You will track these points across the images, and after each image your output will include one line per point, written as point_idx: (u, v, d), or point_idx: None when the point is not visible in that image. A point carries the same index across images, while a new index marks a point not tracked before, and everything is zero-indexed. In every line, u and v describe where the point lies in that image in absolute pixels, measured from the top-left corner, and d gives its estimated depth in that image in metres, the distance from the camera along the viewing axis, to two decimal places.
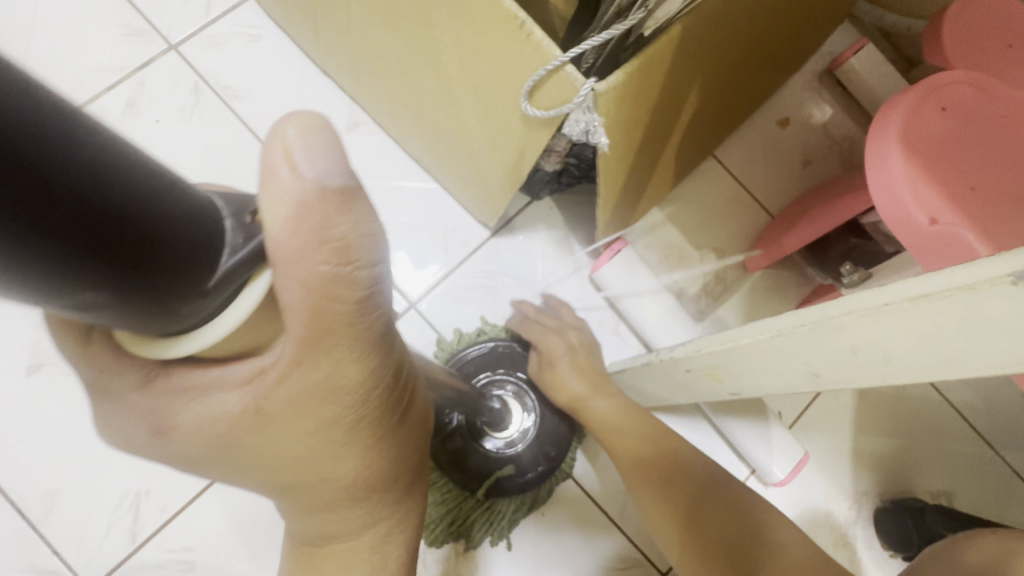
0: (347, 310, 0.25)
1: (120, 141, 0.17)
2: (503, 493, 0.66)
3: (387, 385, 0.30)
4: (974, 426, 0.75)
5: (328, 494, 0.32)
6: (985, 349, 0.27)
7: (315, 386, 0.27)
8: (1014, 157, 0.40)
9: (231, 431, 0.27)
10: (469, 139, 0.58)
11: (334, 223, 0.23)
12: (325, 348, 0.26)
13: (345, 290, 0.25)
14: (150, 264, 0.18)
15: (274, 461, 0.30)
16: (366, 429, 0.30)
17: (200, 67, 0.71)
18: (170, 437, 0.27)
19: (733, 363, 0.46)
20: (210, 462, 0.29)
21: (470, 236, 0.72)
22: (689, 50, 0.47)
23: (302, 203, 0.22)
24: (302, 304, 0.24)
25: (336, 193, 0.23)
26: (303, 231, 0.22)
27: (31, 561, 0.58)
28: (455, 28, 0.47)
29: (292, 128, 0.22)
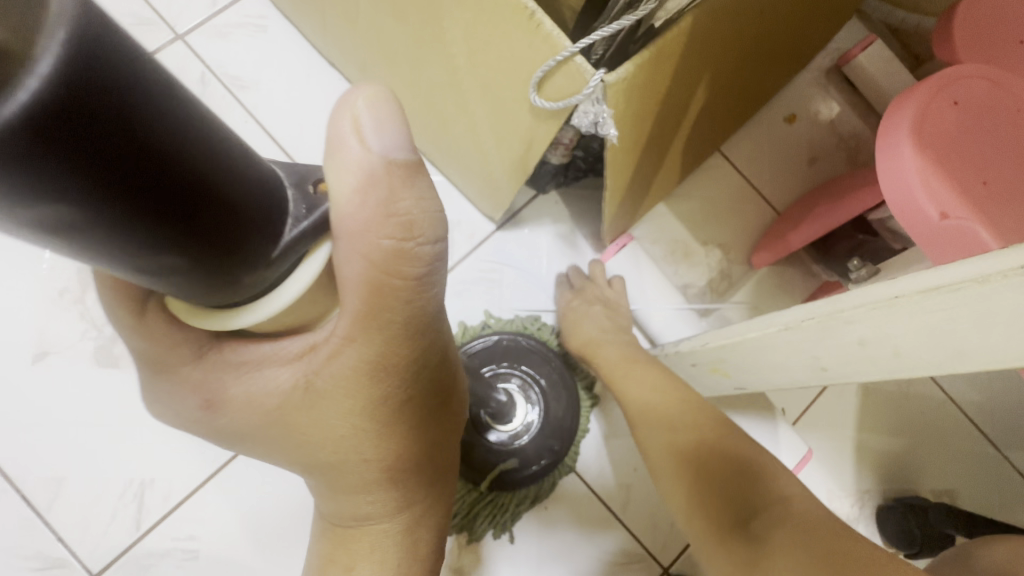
0: (406, 286, 0.26)
1: (195, 107, 0.17)
2: (506, 486, 0.66)
3: (434, 365, 0.30)
4: (978, 425, 0.75)
5: (366, 477, 0.32)
6: (997, 343, 0.27)
7: (367, 363, 0.28)
8: None
9: (280, 406, 0.29)
10: (477, 131, 0.58)
11: (399, 197, 0.24)
12: (380, 324, 0.26)
13: (407, 266, 0.25)
14: (217, 230, 0.19)
15: (318, 438, 0.30)
16: (410, 410, 0.31)
17: (206, 57, 0.71)
18: (221, 410, 0.30)
19: (740, 359, 0.46)
20: (255, 438, 0.31)
21: (475, 229, 0.72)
22: (698, 42, 0.47)
23: (370, 175, 0.23)
24: (361, 278, 0.25)
25: (400, 167, 0.24)
26: (371, 203, 0.23)
27: (36, 547, 0.58)
28: (465, 18, 0.47)
29: (361, 100, 0.23)
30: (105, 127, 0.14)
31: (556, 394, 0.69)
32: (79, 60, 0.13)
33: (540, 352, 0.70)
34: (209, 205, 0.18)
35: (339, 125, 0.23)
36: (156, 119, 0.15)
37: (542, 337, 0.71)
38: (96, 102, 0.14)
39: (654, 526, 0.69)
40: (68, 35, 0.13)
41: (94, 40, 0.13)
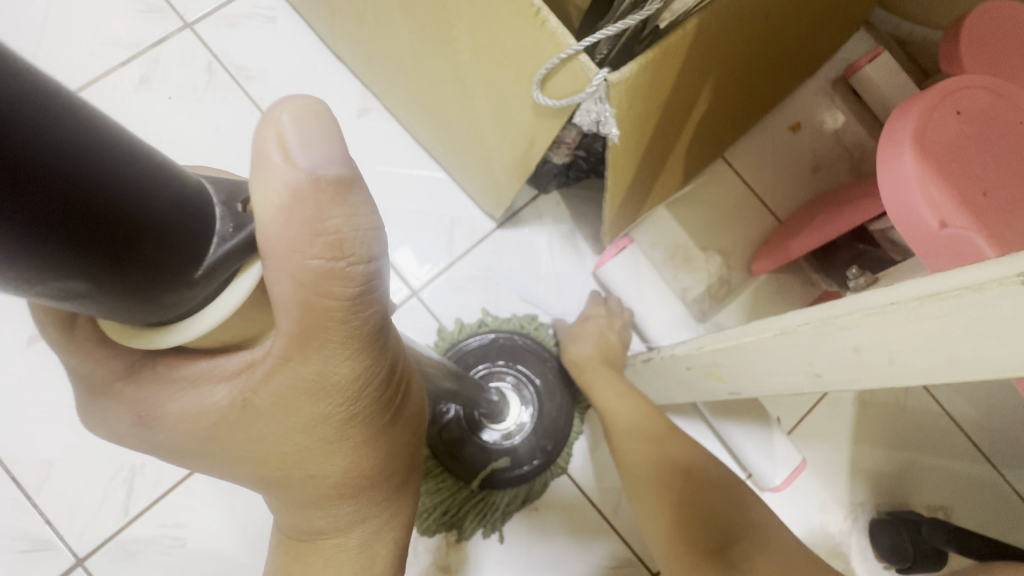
0: (340, 307, 0.25)
1: (98, 119, 0.16)
2: (497, 485, 0.66)
3: (379, 384, 0.29)
4: (975, 442, 0.74)
5: (316, 491, 0.32)
6: (994, 351, 0.27)
7: (305, 382, 0.27)
8: None
9: (218, 423, 0.28)
10: (479, 128, 0.58)
11: (328, 214, 0.23)
12: (318, 344, 0.26)
13: (339, 287, 0.25)
14: (130, 250, 0.18)
15: (263, 455, 0.30)
16: (357, 428, 0.30)
17: (214, 46, 0.71)
18: (156, 427, 0.28)
19: (734, 363, 0.46)
20: (197, 454, 0.30)
21: (475, 227, 0.72)
22: (704, 45, 0.47)
23: (295, 192, 0.22)
24: (293, 299, 0.24)
25: (330, 184, 0.23)
26: (296, 222, 0.23)
27: (24, 529, 0.58)
28: (471, 14, 0.47)
29: (286, 114, 0.22)
30: None
31: (549, 395, 0.69)
32: None
33: (537, 353, 0.70)
34: (114, 225, 0.17)
35: (261, 141, 0.22)
36: (47, 131, 0.15)
37: (540, 337, 0.71)
38: None
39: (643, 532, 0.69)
40: None
41: None
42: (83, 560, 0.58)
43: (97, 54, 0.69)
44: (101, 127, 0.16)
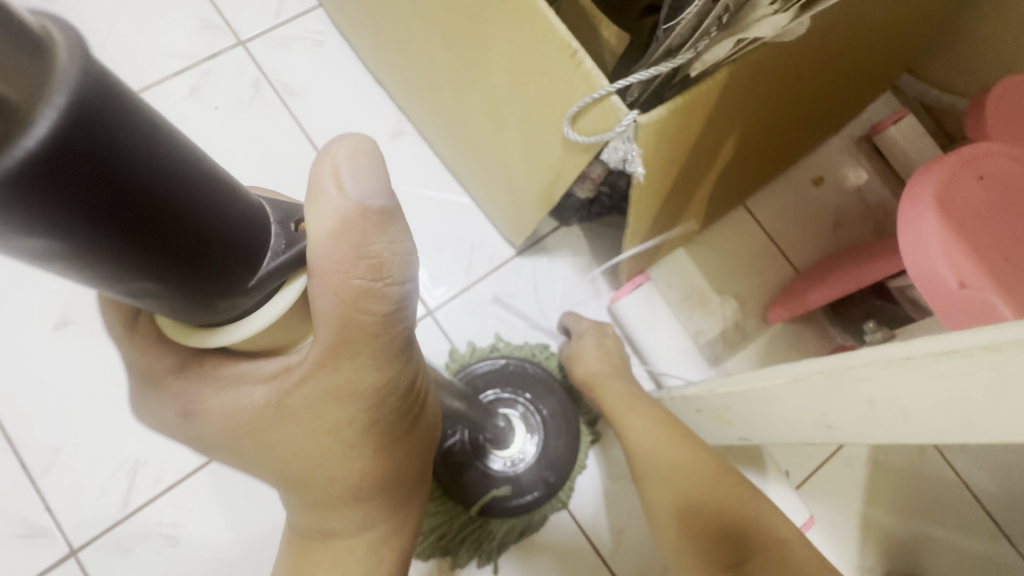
0: (375, 322, 0.26)
1: (194, 148, 0.18)
2: (496, 514, 0.65)
3: (400, 393, 0.30)
4: (993, 516, 0.71)
5: (333, 493, 0.32)
6: (1012, 414, 0.27)
7: (336, 389, 0.27)
8: None
9: (251, 422, 0.29)
10: (508, 158, 0.60)
11: (371, 240, 0.25)
12: (351, 353, 0.27)
13: (375, 304, 0.26)
14: (204, 261, 0.20)
15: (287, 450, 0.30)
16: (376, 434, 0.31)
17: (264, 64, 0.75)
18: (196, 421, 0.29)
19: (745, 409, 0.46)
20: (225, 450, 0.30)
21: (495, 253, 0.74)
22: (733, 95, 0.48)
23: (345, 219, 0.24)
24: (332, 313, 0.25)
25: (375, 215, 0.25)
26: (343, 246, 0.24)
27: (24, 513, 0.59)
28: (510, 52, 0.49)
29: (342, 149, 0.24)
30: (110, 177, 0.15)
31: (557, 425, 0.68)
32: (94, 121, 0.14)
33: (545, 380, 0.70)
34: (194, 239, 0.19)
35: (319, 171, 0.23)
36: (157, 157, 0.16)
37: (550, 366, 0.71)
38: (104, 145, 0.15)
39: None
40: (80, 93, 0.14)
41: (99, 97, 0.14)
42: (76, 551, 0.58)
43: (155, 64, 0.74)
44: (187, 149, 0.18)
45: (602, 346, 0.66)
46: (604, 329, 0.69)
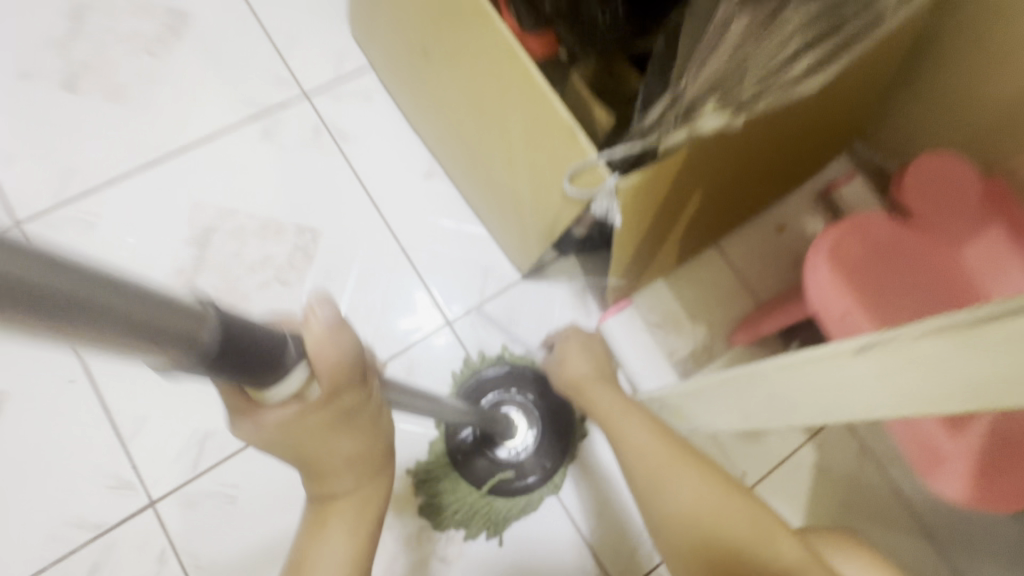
0: (351, 367, 0.34)
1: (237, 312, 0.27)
2: (502, 494, 0.78)
3: (366, 407, 0.37)
4: (924, 521, 0.83)
5: (338, 465, 0.39)
6: (848, 402, 0.40)
7: (335, 408, 0.34)
8: (904, 280, 0.57)
9: (291, 431, 0.33)
10: (519, 201, 0.75)
11: (337, 333, 0.33)
12: (343, 386, 0.34)
13: (351, 360, 0.34)
14: (263, 368, 0.29)
15: (311, 452, 0.36)
16: (359, 429, 0.38)
17: (323, 113, 0.91)
18: (258, 425, 0.33)
19: (697, 402, 0.60)
20: (271, 446, 0.35)
21: (505, 276, 0.88)
22: (695, 166, 0.64)
23: (326, 326, 0.33)
24: (326, 371, 0.32)
25: (338, 319, 0.33)
26: (324, 343, 0.32)
27: (116, 468, 0.73)
28: (526, 122, 0.65)
29: (315, 300, 0.33)
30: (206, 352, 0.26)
31: (551, 420, 0.81)
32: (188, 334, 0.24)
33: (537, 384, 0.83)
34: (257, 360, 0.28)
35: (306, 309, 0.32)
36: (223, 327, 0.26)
37: None
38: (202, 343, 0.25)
39: (616, 552, 0.79)
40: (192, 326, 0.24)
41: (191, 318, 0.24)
42: (155, 501, 0.72)
43: (234, 108, 0.89)
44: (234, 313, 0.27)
45: (585, 356, 0.77)
46: (591, 337, 0.80)
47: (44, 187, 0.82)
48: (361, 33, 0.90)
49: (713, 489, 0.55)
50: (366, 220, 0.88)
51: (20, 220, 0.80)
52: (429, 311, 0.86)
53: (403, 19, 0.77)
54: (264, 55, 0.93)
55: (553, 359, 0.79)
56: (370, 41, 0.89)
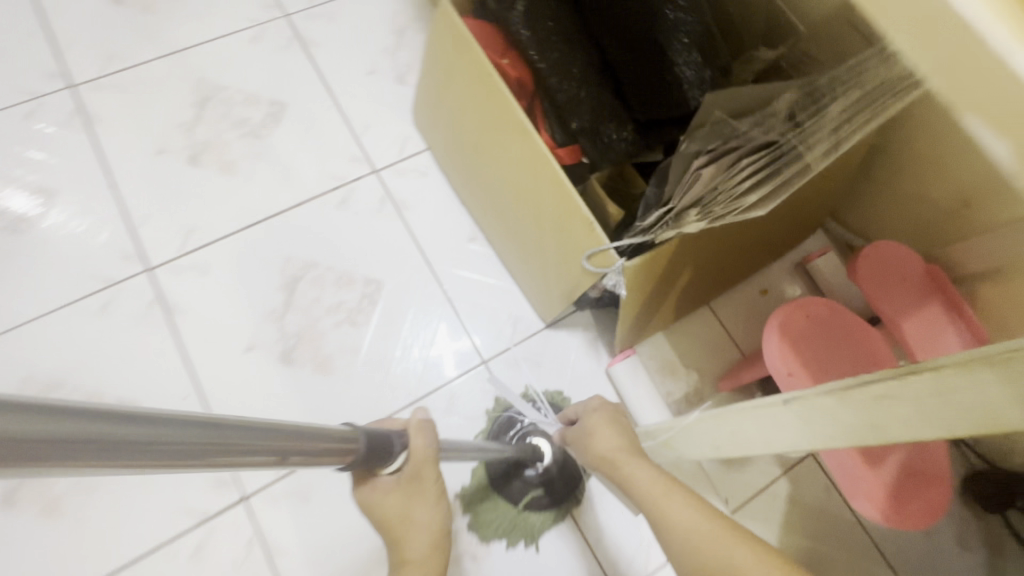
0: (429, 453, 0.58)
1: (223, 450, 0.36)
2: (536, 508, 0.96)
3: (434, 483, 0.59)
4: (877, 546, 0.99)
5: (413, 528, 0.58)
6: (786, 438, 0.58)
7: (416, 476, 0.57)
8: (843, 349, 0.72)
9: (391, 489, 0.56)
10: (547, 267, 0.95)
11: (424, 432, 0.58)
12: (425, 465, 0.58)
13: (429, 447, 0.58)
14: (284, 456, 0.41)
15: (397, 514, 0.57)
16: (429, 496, 0.59)
17: (388, 185, 1.13)
18: (372, 486, 0.56)
19: (682, 436, 0.77)
20: (375, 505, 0.57)
21: (532, 324, 1.07)
22: (686, 251, 0.82)
23: (418, 427, 0.58)
24: (418, 453, 0.57)
25: (425, 424, 0.59)
26: (416, 438, 0.58)
27: (216, 468, 0.91)
28: (555, 213, 0.85)
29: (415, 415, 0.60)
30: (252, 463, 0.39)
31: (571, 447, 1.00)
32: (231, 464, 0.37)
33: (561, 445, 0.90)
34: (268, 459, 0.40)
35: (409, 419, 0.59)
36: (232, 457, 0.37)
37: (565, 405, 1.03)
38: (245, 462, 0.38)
39: (617, 557, 0.97)
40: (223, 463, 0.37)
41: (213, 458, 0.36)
42: (246, 496, 0.90)
43: (318, 181, 1.11)
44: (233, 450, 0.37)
45: (612, 429, 0.73)
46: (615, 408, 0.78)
47: (170, 240, 1.04)
48: (423, 123, 1.12)
49: (769, 569, 0.53)
50: (419, 274, 1.08)
51: (151, 266, 1.02)
52: (468, 352, 1.05)
53: (462, 122, 0.99)
54: (344, 138, 1.16)
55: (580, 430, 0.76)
56: (430, 131, 1.11)
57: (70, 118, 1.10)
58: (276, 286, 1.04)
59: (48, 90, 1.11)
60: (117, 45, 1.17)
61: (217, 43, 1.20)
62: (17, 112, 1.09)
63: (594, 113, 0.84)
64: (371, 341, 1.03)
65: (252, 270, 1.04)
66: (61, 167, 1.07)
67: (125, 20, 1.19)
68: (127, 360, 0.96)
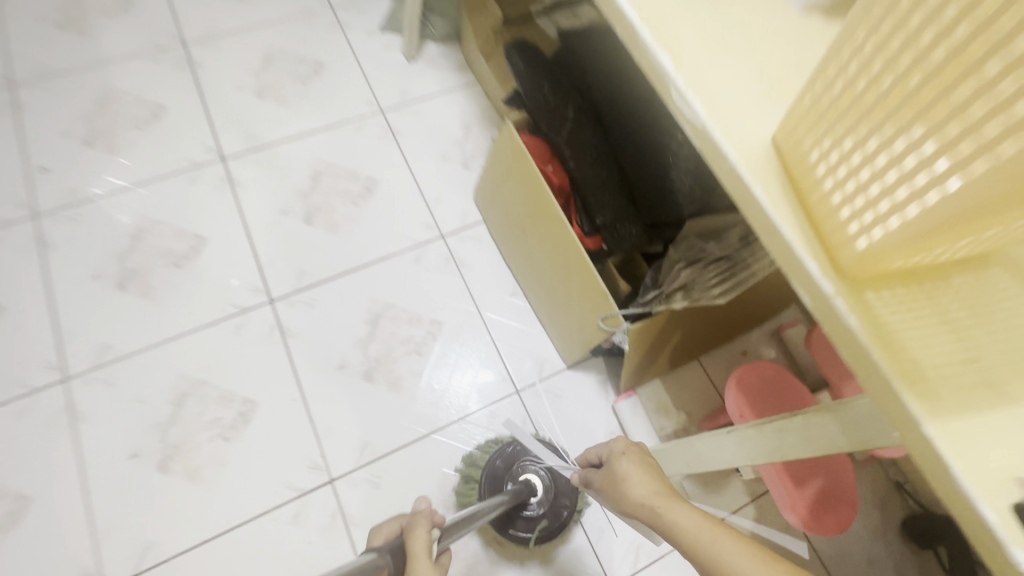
0: (420, 546, 0.77)
1: None
2: (546, 532, 1.19)
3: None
4: (827, 568, 1.21)
5: None
6: (731, 457, 0.85)
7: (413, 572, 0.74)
8: (785, 401, 1.00)
9: None
10: (572, 322, 1.24)
11: (417, 530, 0.79)
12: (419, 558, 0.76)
13: (422, 542, 0.78)
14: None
15: None
16: None
17: (452, 247, 1.46)
18: None
19: (665, 457, 1.03)
20: None
21: (556, 364, 1.37)
22: (677, 320, 1.11)
23: (414, 522, 0.81)
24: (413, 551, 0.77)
25: (418, 520, 0.81)
26: (412, 535, 0.79)
27: (313, 456, 1.22)
28: (581, 284, 1.15)
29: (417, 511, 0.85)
30: None
31: (556, 479, 1.21)
32: None
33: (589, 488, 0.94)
34: None
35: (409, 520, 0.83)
36: None
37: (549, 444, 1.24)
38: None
39: (610, 554, 1.23)
40: None
41: None
42: (334, 478, 1.21)
43: (399, 241, 1.45)
44: None
45: (638, 469, 0.81)
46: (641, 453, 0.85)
47: (288, 279, 1.37)
48: (482, 202, 1.46)
49: None
50: (471, 319, 1.39)
51: (273, 298, 1.35)
52: (506, 382, 1.34)
53: (514, 207, 1.31)
54: (421, 208, 1.50)
55: (612, 471, 0.83)
56: (488, 209, 1.44)
57: (221, 182, 1.47)
58: (363, 320, 1.36)
59: (205, 161, 1.49)
60: (257, 129, 1.55)
61: (329, 131, 1.57)
62: (182, 177, 1.46)
63: (614, 211, 1.16)
64: (431, 368, 1.33)
65: (346, 307, 1.36)
66: (211, 219, 1.42)
67: (265, 110, 1.58)
68: (249, 368, 1.27)
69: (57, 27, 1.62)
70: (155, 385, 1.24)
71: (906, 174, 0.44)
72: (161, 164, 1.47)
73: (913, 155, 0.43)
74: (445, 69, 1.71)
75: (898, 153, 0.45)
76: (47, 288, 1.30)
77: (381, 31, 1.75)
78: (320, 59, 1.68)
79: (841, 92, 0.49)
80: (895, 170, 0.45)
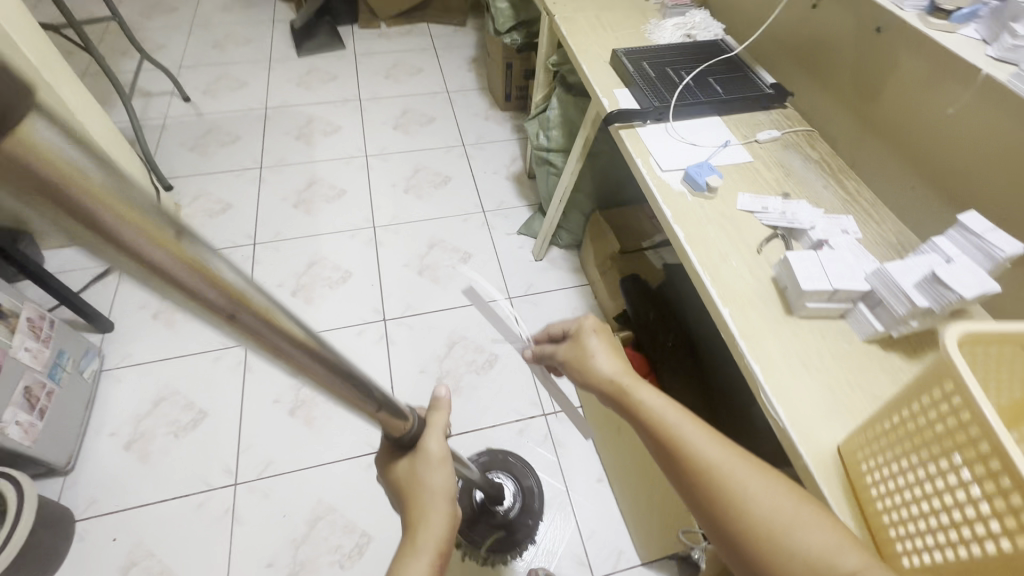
0: (443, 426, 0.87)
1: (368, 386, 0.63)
2: (503, 540, 1.49)
3: (444, 455, 0.83)
4: None
5: (430, 497, 0.80)
6: None
7: (436, 447, 0.83)
8: None
9: (411, 464, 0.82)
10: (651, 522, 1.38)
11: (439, 413, 0.88)
12: (438, 436, 0.84)
13: (440, 417, 0.87)
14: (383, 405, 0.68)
15: (413, 485, 0.81)
16: (444, 461, 0.82)
17: (551, 427, 1.70)
18: (408, 460, 0.82)
19: None
20: (403, 479, 0.82)
21: (630, 559, 1.48)
22: None
23: (440, 404, 0.89)
24: (438, 433, 0.85)
25: (441, 401, 0.89)
26: (439, 416, 0.87)
27: None
28: None
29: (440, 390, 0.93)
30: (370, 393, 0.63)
31: (524, 496, 1.55)
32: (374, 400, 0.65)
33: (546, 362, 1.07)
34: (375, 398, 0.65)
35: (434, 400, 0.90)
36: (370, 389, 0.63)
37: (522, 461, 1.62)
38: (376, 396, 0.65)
39: None
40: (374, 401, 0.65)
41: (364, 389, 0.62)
42: None
43: (509, 413, 1.73)
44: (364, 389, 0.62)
45: (603, 347, 0.99)
46: (602, 327, 1.02)
47: None
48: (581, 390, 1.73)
49: (742, 459, 0.77)
50: (559, 496, 1.58)
51: None
52: (584, 565, 1.47)
53: None
54: (531, 388, 1.79)
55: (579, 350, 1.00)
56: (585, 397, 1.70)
57: (379, 338, 1.88)
58: None
59: (372, 319, 1.92)
60: (413, 300, 1.98)
61: (467, 308, 1.97)
62: (353, 330, 1.89)
63: None
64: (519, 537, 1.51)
65: None
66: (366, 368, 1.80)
67: (421, 285, 2.03)
68: (373, 504, 1.53)
69: (294, 206, 2.26)
70: (298, 504, 1.52)
71: (925, 529, 0.67)
72: (340, 318, 1.92)
73: (929, 522, 0.66)
74: (565, 270, 2.12)
75: (920, 514, 0.68)
76: (241, 403, 1.69)
77: (518, 233, 2.22)
78: (469, 250, 2.15)
79: (895, 453, 0.72)
80: (920, 526, 0.68)
